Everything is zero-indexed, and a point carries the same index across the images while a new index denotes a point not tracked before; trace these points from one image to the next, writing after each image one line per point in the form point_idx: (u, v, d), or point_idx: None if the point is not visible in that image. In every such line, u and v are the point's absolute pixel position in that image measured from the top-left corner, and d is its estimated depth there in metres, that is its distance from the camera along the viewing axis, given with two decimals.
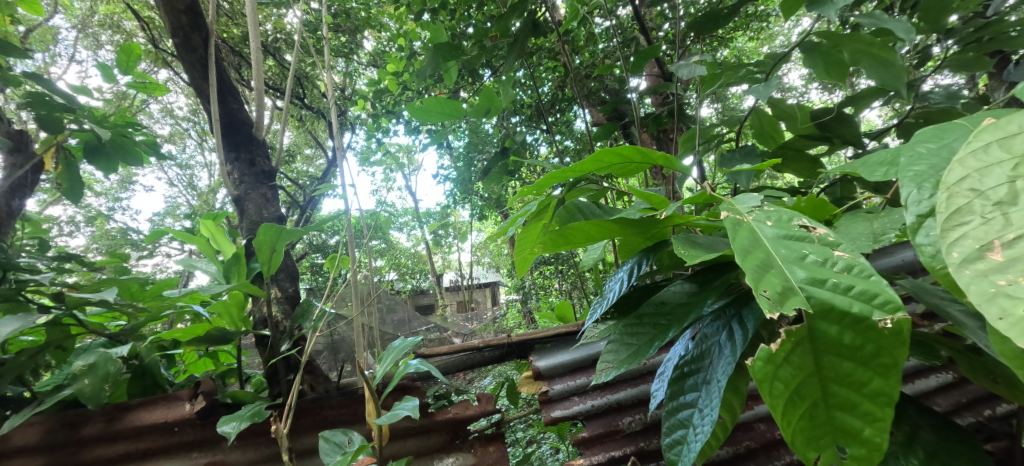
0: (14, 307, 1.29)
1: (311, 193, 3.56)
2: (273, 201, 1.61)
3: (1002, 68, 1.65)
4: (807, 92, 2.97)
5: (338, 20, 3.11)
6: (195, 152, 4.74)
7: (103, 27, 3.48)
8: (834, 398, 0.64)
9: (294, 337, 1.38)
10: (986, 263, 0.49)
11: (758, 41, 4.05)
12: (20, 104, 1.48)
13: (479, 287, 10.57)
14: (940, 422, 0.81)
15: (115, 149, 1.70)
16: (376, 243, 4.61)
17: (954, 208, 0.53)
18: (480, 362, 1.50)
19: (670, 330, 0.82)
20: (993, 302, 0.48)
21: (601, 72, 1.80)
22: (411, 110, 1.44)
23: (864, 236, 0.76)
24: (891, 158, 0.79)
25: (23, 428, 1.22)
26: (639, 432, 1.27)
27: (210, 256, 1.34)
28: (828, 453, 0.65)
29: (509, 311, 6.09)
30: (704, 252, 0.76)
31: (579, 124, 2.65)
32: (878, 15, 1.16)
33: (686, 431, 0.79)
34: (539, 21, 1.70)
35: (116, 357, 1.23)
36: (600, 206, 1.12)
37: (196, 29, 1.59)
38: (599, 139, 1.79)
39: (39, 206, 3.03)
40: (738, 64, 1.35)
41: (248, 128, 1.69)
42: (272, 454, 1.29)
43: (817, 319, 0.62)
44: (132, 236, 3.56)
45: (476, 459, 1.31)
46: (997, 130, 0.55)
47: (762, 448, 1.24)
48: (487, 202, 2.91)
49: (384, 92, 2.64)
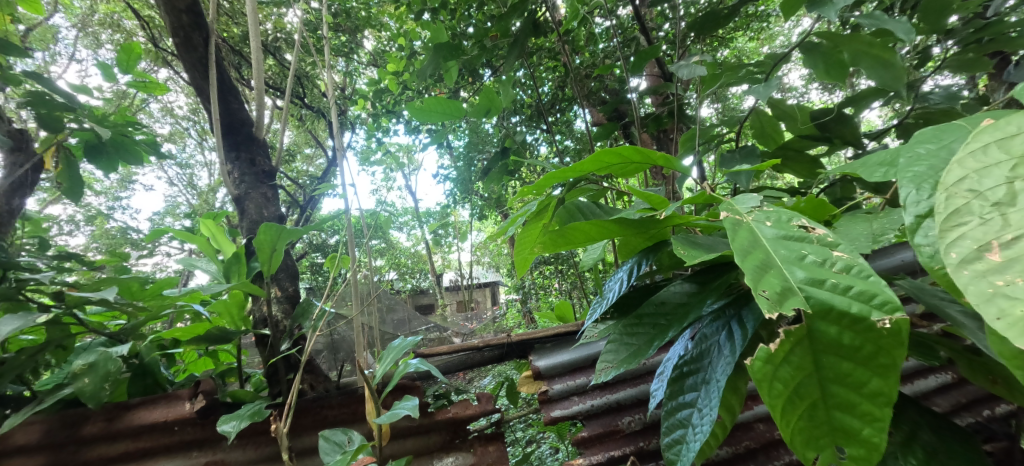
0: (15, 306, 1.29)
1: (311, 193, 3.56)
2: (273, 201, 1.61)
3: (1002, 69, 1.65)
4: (807, 92, 2.98)
5: (338, 19, 3.11)
6: (194, 152, 4.73)
7: (103, 26, 3.47)
8: (833, 398, 0.64)
9: (294, 337, 1.38)
10: (984, 264, 0.49)
11: (758, 41, 4.06)
12: (20, 103, 1.48)
13: (479, 287, 10.58)
14: (939, 422, 0.82)
15: (116, 148, 1.70)
16: (376, 243, 4.62)
17: (952, 209, 0.53)
18: (479, 361, 1.50)
19: (669, 330, 0.83)
20: (992, 302, 0.48)
21: (601, 72, 1.80)
22: (411, 110, 1.44)
23: (862, 236, 0.76)
24: (891, 158, 0.79)
25: (25, 426, 1.22)
26: (638, 432, 1.28)
27: (210, 255, 1.33)
28: (826, 453, 0.66)
29: (509, 311, 6.10)
30: (703, 252, 0.76)
31: (579, 124, 2.65)
32: (878, 15, 1.16)
33: (685, 431, 0.79)
34: (539, 21, 1.69)
35: (117, 356, 1.23)
36: (600, 206, 1.12)
37: (196, 28, 1.59)
38: (599, 139, 1.79)
39: (39, 205, 3.03)
40: (738, 64, 1.35)
41: (248, 127, 1.69)
42: (272, 454, 1.29)
43: (816, 319, 0.62)
44: (131, 236, 3.56)
45: (475, 459, 1.31)
46: (995, 131, 0.55)
47: (762, 447, 1.25)
48: (487, 202, 2.91)
49: (384, 91, 2.64)
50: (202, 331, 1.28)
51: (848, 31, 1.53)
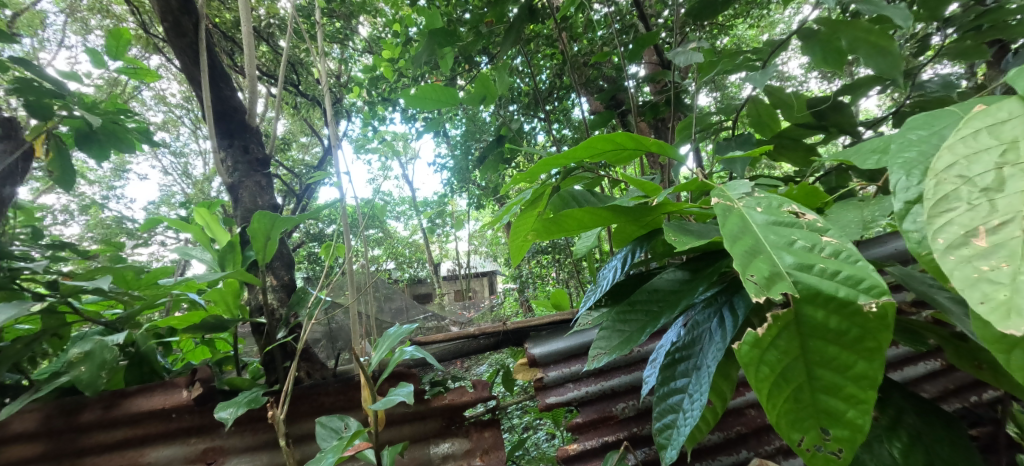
0: (9, 295, 1.29)
1: (307, 182, 3.54)
2: (268, 190, 1.60)
3: (999, 59, 1.62)
4: (806, 81, 2.98)
5: (333, 5, 3.06)
6: (189, 140, 4.65)
7: (92, 12, 3.39)
8: (818, 380, 0.65)
9: (290, 325, 1.38)
10: (970, 249, 0.52)
11: (760, 28, 4.09)
12: (8, 90, 1.44)
13: (478, 276, 10.69)
14: (925, 407, 0.83)
15: (108, 135, 1.68)
16: (373, 231, 4.64)
17: (941, 195, 0.55)
18: (476, 349, 1.50)
19: (661, 317, 0.83)
20: (976, 287, 0.50)
21: (599, 59, 1.76)
22: (407, 98, 1.43)
23: (852, 224, 0.77)
24: (883, 146, 0.78)
25: (21, 415, 1.23)
26: (632, 418, 1.29)
27: (205, 244, 1.32)
28: (811, 435, 0.66)
29: (507, 300, 6.18)
30: (695, 238, 0.76)
31: (578, 112, 2.64)
32: (877, 1, 1.14)
33: (676, 415, 0.80)
34: (536, 8, 1.67)
35: (113, 345, 1.23)
36: (594, 195, 1.14)
37: (186, 13, 1.57)
38: (597, 127, 1.78)
39: (32, 195, 2.99)
40: (737, 51, 1.32)
41: (241, 115, 1.67)
42: (270, 440, 1.31)
43: (804, 303, 0.62)
44: (128, 225, 3.50)
45: (473, 445, 1.33)
46: (986, 118, 0.57)
47: (753, 433, 1.26)
48: (485, 190, 2.91)
49: (380, 79, 2.61)
50: (199, 320, 1.28)
51: (849, 17, 1.52)
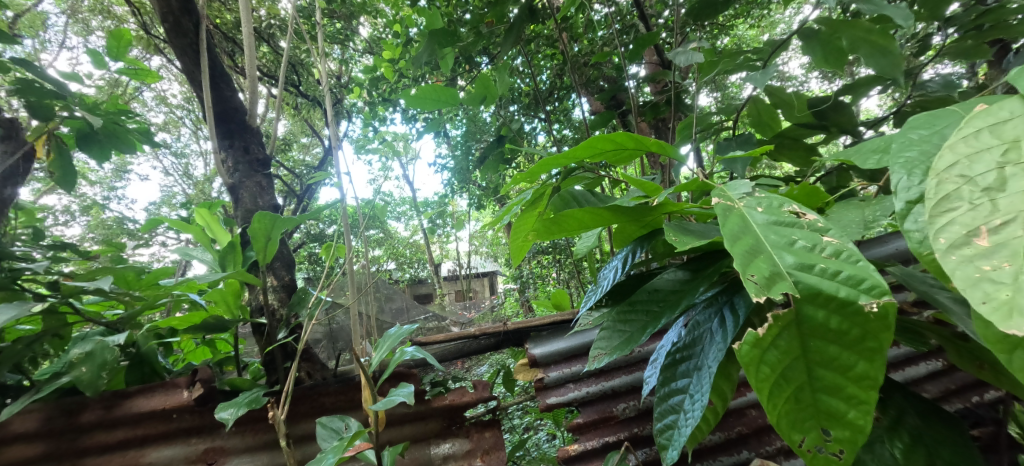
0: (10, 295, 1.29)
1: (307, 182, 3.54)
2: (268, 190, 1.60)
3: (1000, 58, 1.62)
4: (807, 81, 2.99)
5: (333, 5, 3.06)
6: (190, 140, 4.65)
7: (93, 13, 3.40)
8: (819, 381, 0.65)
9: (291, 325, 1.38)
10: (972, 249, 0.51)
11: (760, 29, 4.10)
12: (9, 90, 1.44)
13: (479, 276, 10.69)
14: (926, 408, 0.82)
15: (109, 136, 1.68)
16: (374, 232, 4.64)
17: (943, 194, 0.55)
18: (476, 349, 1.50)
19: (661, 318, 0.83)
20: (978, 287, 0.50)
21: (600, 59, 1.75)
22: (407, 98, 1.43)
23: (853, 224, 0.76)
24: (884, 145, 0.78)
25: (22, 415, 1.21)
26: (633, 418, 1.29)
27: (206, 244, 1.32)
28: (812, 436, 0.66)
29: (508, 300, 6.18)
30: (695, 238, 0.76)
31: (579, 112, 2.64)
32: (877, 1, 1.14)
33: (676, 416, 0.80)
34: (536, 8, 1.67)
35: (113, 345, 1.23)
36: (595, 195, 1.13)
37: (186, 13, 1.56)
38: (597, 127, 1.77)
39: (33, 195, 2.99)
40: (737, 51, 1.31)
41: (241, 115, 1.67)
42: (271, 441, 1.31)
43: (805, 303, 0.62)
44: (129, 225, 3.50)
45: (473, 445, 1.33)
46: (988, 117, 0.57)
47: (753, 433, 1.26)
48: (485, 190, 2.91)
49: (381, 79, 2.61)
50: (200, 321, 1.29)
51: (849, 17, 1.52)
